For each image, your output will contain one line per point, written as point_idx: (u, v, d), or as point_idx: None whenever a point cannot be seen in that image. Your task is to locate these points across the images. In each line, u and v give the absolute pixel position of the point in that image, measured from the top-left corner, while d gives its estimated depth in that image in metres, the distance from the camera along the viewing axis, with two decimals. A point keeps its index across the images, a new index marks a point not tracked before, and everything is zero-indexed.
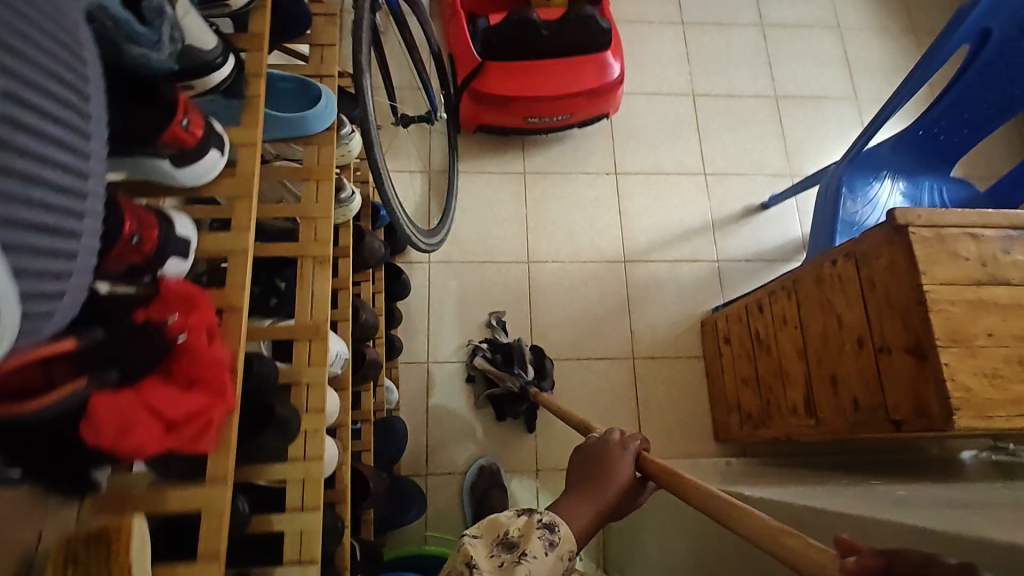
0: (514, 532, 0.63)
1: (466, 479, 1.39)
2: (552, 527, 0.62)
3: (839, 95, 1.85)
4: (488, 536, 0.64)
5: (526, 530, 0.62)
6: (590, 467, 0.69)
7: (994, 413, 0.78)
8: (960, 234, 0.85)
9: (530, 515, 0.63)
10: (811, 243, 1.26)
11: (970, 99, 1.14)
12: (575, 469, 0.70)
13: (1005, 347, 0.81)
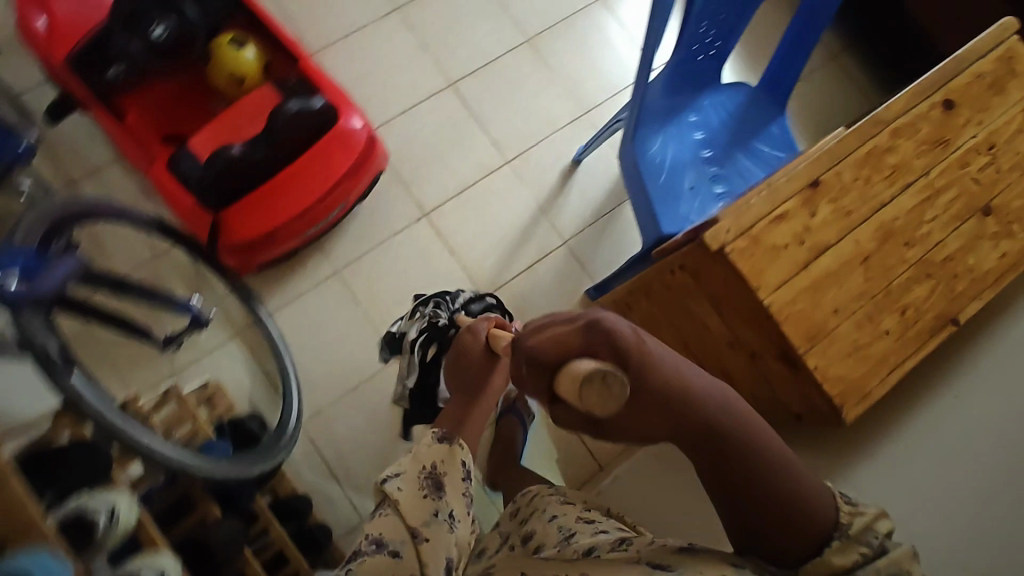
0: (439, 469, 0.70)
1: None
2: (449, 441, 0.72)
3: (584, 4, 1.72)
4: (407, 476, 0.69)
5: (426, 447, 0.71)
6: (457, 367, 0.79)
7: (870, 385, 0.80)
8: (770, 225, 0.82)
9: (451, 442, 0.72)
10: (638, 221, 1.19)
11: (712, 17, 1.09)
12: (450, 374, 0.80)
13: (852, 314, 0.81)
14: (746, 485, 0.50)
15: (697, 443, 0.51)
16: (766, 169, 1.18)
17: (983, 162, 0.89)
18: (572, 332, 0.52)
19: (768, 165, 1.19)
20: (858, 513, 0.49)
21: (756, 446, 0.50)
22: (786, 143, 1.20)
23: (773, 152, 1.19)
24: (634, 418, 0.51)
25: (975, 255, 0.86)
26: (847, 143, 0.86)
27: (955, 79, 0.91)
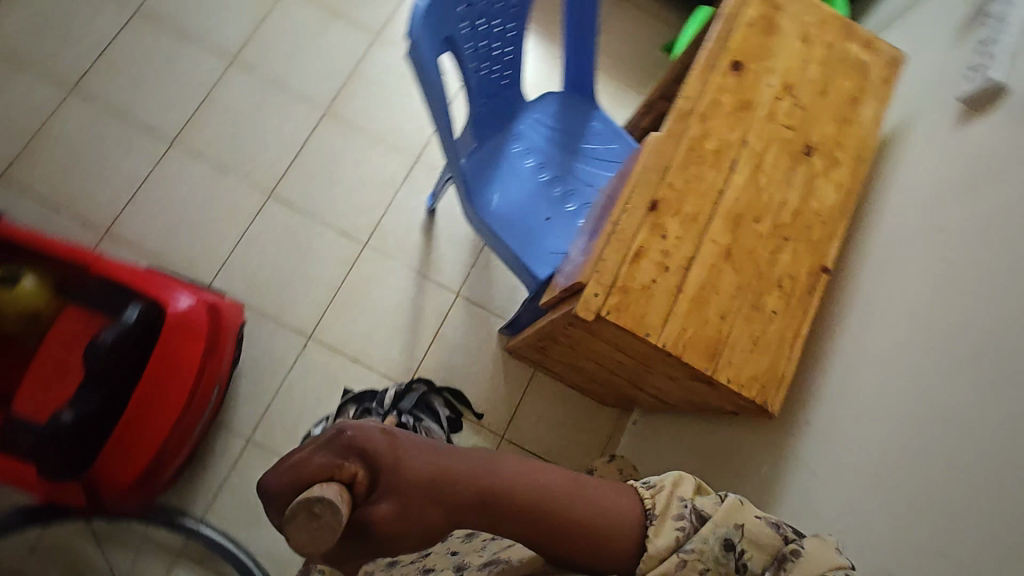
0: None
1: None
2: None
3: (362, 48, 1.61)
4: None
5: None
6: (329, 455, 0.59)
7: (782, 368, 0.82)
8: (633, 267, 0.80)
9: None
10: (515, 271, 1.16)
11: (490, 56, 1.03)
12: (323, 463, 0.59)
13: (738, 311, 0.82)
14: (550, 521, 0.50)
15: (492, 515, 0.49)
16: (608, 168, 1.17)
17: (787, 106, 0.91)
18: (326, 454, 0.45)
19: (608, 163, 1.17)
20: (657, 491, 0.55)
21: (540, 483, 0.51)
22: (614, 133, 1.19)
23: (607, 147, 1.18)
24: (405, 520, 0.46)
25: (817, 198, 0.89)
26: (663, 152, 0.86)
27: (731, 39, 0.92)
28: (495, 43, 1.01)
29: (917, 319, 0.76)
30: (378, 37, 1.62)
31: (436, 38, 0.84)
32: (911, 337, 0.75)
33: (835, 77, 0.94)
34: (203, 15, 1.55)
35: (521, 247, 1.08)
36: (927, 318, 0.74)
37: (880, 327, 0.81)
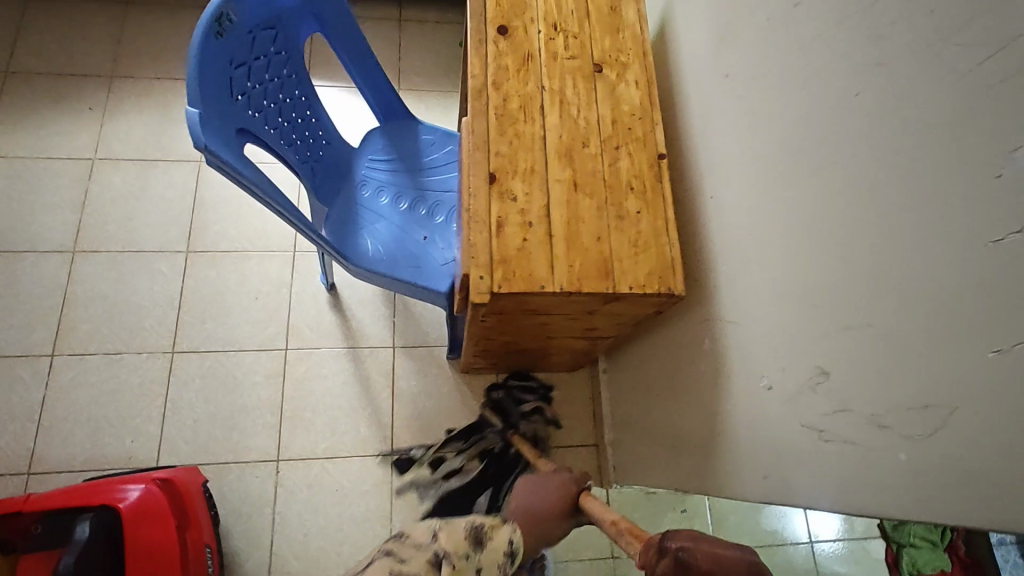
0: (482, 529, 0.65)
1: None
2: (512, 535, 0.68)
3: (193, 177, 1.61)
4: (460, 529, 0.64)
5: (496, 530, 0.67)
6: (543, 490, 0.88)
7: (670, 253, 0.88)
8: (501, 238, 0.85)
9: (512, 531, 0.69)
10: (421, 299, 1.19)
11: (295, 128, 1.04)
12: (526, 495, 0.87)
13: (608, 226, 0.88)
14: None
15: None
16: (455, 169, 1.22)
17: (562, 40, 0.99)
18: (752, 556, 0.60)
19: (453, 165, 1.23)
20: None
21: None
22: (446, 137, 1.25)
23: (445, 152, 1.23)
24: None
25: (625, 102, 0.96)
26: (478, 129, 0.91)
27: (487, 9, 0.99)
28: (295, 112, 1.03)
29: (745, 155, 0.84)
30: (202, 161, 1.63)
31: (232, 133, 0.85)
32: (748, 171, 0.83)
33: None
34: (22, 221, 1.50)
35: (413, 276, 1.11)
36: (752, 149, 0.82)
37: (726, 177, 0.89)
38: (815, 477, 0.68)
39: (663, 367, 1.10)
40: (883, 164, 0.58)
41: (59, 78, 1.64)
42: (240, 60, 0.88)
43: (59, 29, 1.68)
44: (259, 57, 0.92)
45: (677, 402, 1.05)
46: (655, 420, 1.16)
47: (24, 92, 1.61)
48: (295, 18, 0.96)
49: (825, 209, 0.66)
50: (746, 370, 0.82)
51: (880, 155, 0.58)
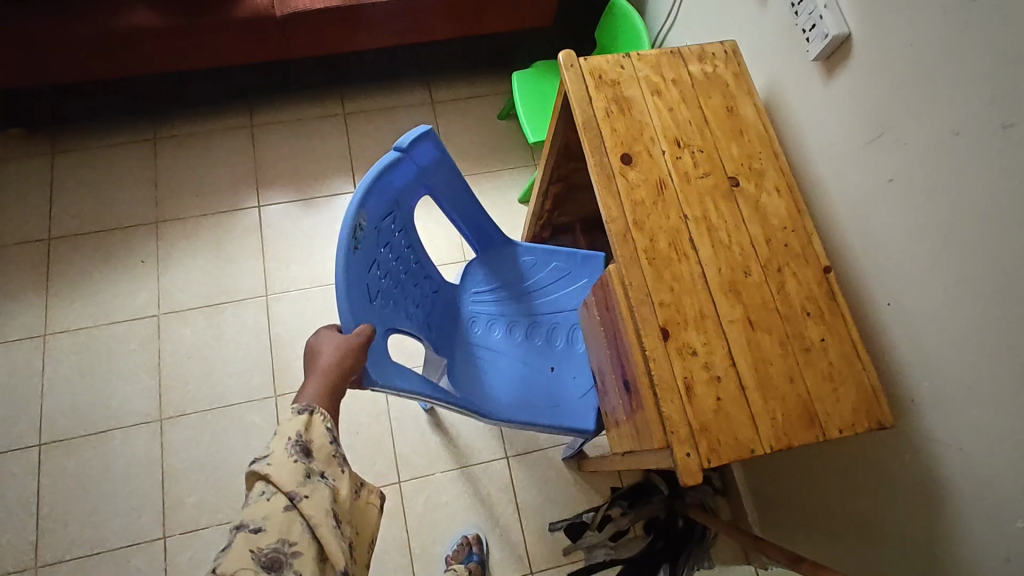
0: (308, 453, 0.65)
1: None
2: (313, 414, 0.67)
3: (263, 315, 1.53)
4: (279, 466, 0.63)
5: (313, 428, 0.66)
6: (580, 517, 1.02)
7: (868, 381, 0.81)
8: (694, 403, 0.78)
9: (327, 417, 0.68)
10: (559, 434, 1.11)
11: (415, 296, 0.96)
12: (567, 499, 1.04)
13: (797, 362, 0.82)
14: None
15: None
16: (565, 287, 1.16)
17: (689, 156, 0.92)
18: None
19: (562, 283, 1.16)
20: None
21: None
22: (547, 253, 1.18)
23: (550, 271, 1.17)
24: None
25: (774, 215, 0.90)
26: (635, 280, 0.84)
27: (604, 137, 0.91)
28: (414, 280, 0.96)
29: (941, 271, 0.78)
30: (269, 294, 1.55)
31: (379, 344, 0.78)
32: (949, 288, 0.77)
33: (702, 100, 0.96)
34: (99, 397, 1.42)
35: (554, 418, 1.04)
36: (951, 268, 0.77)
37: (910, 287, 0.83)
38: None
39: (834, 467, 1.05)
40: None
41: (105, 234, 1.57)
42: (373, 256, 0.80)
43: (97, 184, 1.61)
44: (385, 247, 0.85)
45: (866, 507, 0.99)
46: (828, 515, 1.11)
47: (72, 256, 1.54)
48: (410, 193, 0.89)
49: None
50: (982, 500, 0.78)
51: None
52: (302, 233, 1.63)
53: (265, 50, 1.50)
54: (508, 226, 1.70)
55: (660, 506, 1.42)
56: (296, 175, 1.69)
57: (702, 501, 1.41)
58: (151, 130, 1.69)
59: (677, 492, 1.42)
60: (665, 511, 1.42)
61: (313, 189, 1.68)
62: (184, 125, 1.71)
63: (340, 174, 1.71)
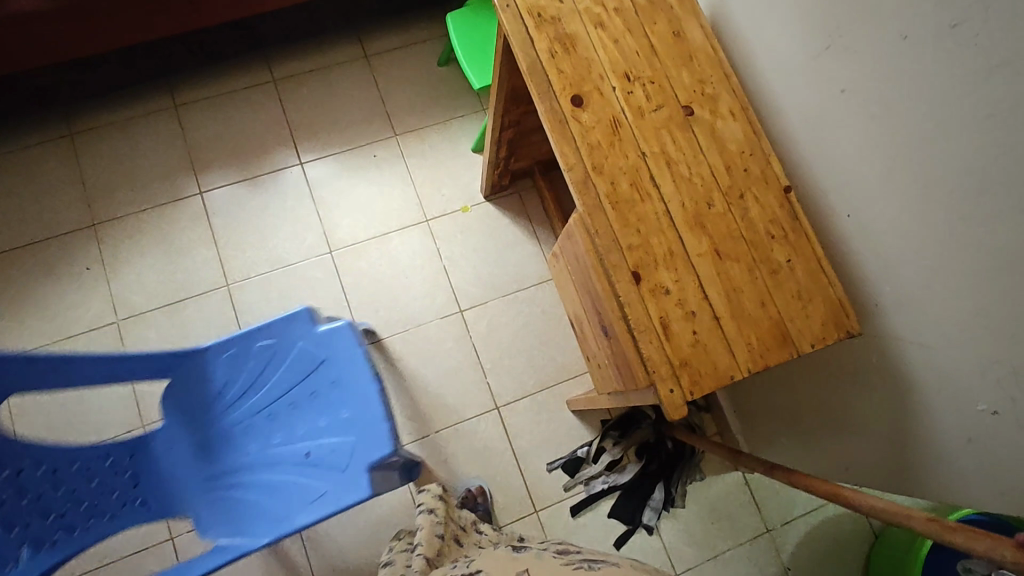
0: None
1: None
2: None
3: (229, 307, 1.49)
4: None
5: None
6: None
7: (838, 292, 0.83)
8: (672, 340, 0.79)
9: None
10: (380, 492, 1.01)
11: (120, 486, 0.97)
12: None
13: (767, 286, 0.83)
14: None
15: None
16: (274, 370, 1.05)
17: (641, 89, 0.89)
18: None
19: (268, 369, 1.05)
20: None
21: None
22: (242, 341, 1.05)
23: (235, 376, 1.04)
24: None
25: (731, 141, 0.88)
26: (600, 226, 0.83)
27: (551, 81, 0.87)
28: (118, 471, 0.98)
29: (896, 180, 0.80)
30: (230, 284, 1.51)
31: None
32: (905, 195, 0.79)
33: (648, 28, 0.92)
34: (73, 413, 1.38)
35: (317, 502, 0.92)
36: (905, 175, 0.78)
37: (868, 198, 0.85)
38: None
39: (809, 374, 1.10)
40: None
41: (40, 245, 1.47)
42: None
43: (19, 192, 1.50)
44: None
45: (841, 408, 1.05)
46: (806, 419, 1.17)
47: (9, 273, 1.45)
48: None
49: None
50: (947, 392, 0.82)
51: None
52: (252, 217, 1.57)
53: (172, 21, 1.38)
54: (465, 179, 1.66)
55: (650, 431, 1.50)
56: (235, 154, 1.61)
57: (688, 422, 1.48)
58: (67, 125, 1.56)
59: (664, 417, 1.50)
60: (655, 435, 1.50)
61: (256, 167, 1.61)
62: (102, 114, 1.58)
63: (282, 147, 1.63)
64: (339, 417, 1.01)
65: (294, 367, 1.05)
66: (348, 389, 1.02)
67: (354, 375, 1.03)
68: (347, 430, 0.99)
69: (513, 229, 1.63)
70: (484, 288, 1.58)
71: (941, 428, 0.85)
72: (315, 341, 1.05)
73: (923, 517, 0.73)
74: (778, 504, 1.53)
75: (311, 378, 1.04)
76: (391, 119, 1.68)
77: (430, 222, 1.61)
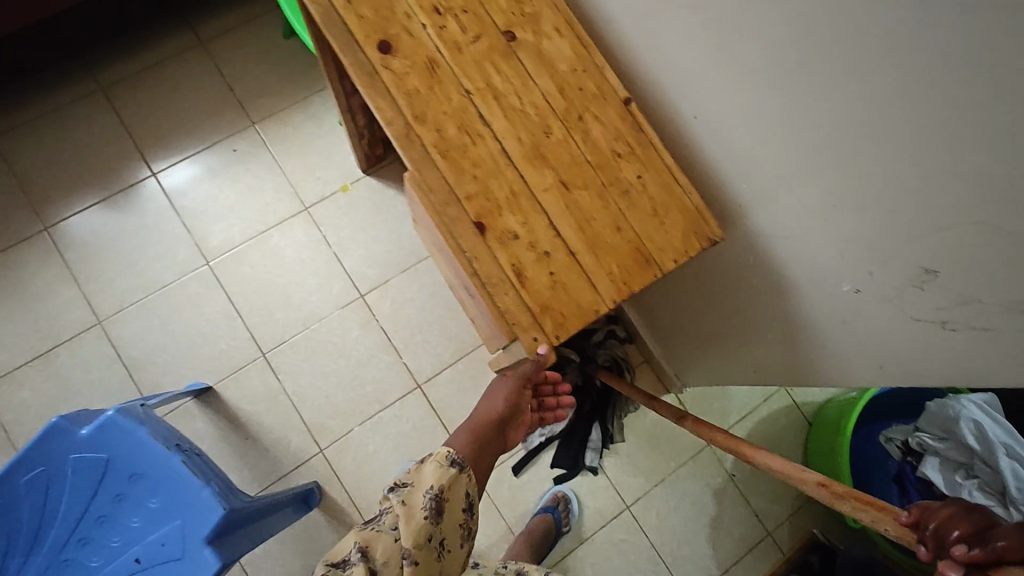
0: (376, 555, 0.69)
1: (761, 516, 1.51)
2: (461, 471, 0.75)
3: (106, 345, 1.37)
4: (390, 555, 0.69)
5: (378, 544, 0.69)
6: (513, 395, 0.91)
7: (692, 201, 0.80)
8: (528, 286, 0.75)
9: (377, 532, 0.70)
10: (241, 551, 0.95)
11: None
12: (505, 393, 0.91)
13: (620, 208, 0.79)
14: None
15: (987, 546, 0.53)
16: (62, 490, 0.91)
17: (454, 21, 0.81)
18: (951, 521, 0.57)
19: (51, 497, 0.91)
20: None
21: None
22: (5, 478, 0.89)
23: (20, 515, 0.90)
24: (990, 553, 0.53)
25: (561, 60, 0.82)
26: (432, 180, 0.76)
27: (352, 30, 0.78)
28: None
29: (733, 65, 0.76)
30: (102, 320, 1.39)
31: None
32: (744, 79, 0.75)
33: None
34: None
35: None
36: (740, 59, 0.74)
37: (713, 92, 0.80)
38: (943, 359, 0.68)
39: (703, 284, 1.08)
40: (962, 47, 0.51)
41: None
42: None
43: None
44: None
45: (735, 313, 1.04)
46: (711, 329, 1.16)
47: None
48: None
49: (883, 103, 0.61)
50: (815, 276, 0.81)
51: (960, 21, 0.51)
52: (112, 243, 1.43)
53: None
54: (339, 156, 1.54)
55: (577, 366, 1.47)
56: (77, 177, 1.45)
57: (609, 359, 1.48)
58: None
59: (589, 358, 1.46)
60: (582, 369, 1.47)
61: (103, 188, 1.45)
62: None
63: (128, 160, 1.48)
64: (151, 509, 0.91)
65: (80, 479, 0.91)
66: (150, 479, 0.92)
67: (148, 461, 0.92)
68: (167, 514, 0.91)
69: (400, 199, 1.54)
70: (382, 267, 1.50)
71: (817, 315, 0.84)
72: (90, 443, 0.92)
73: (815, 483, 0.76)
74: (713, 416, 1.55)
75: (103, 485, 0.92)
76: (244, 107, 1.54)
77: (310, 210, 1.51)
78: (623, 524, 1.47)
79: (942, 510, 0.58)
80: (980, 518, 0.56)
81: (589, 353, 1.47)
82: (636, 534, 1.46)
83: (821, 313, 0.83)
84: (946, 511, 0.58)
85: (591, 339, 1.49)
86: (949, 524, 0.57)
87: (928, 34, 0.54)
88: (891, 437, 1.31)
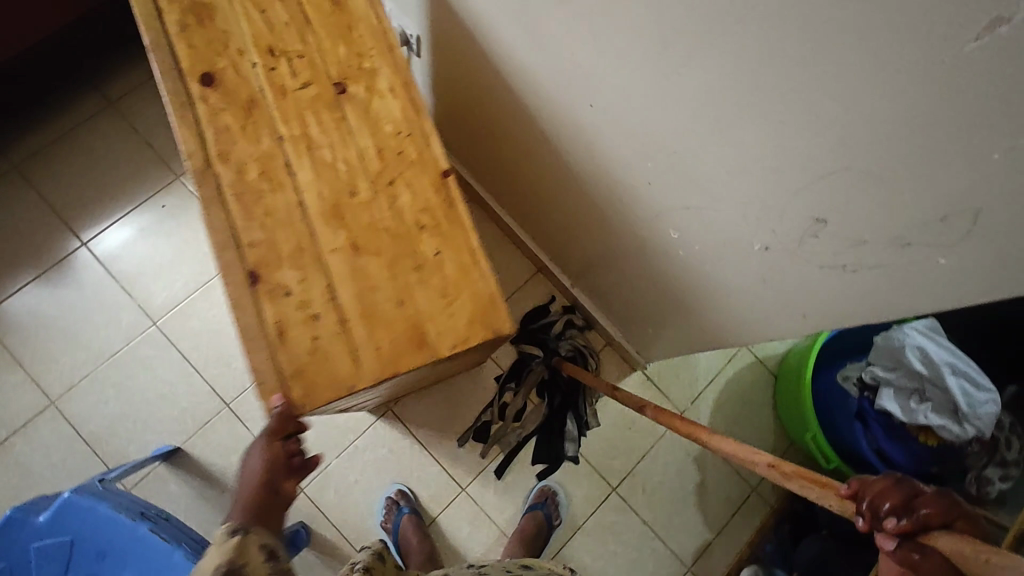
0: None
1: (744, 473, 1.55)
2: (246, 532, 0.75)
3: (62, 425, 1.35)
4: None
5: None
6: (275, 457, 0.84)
7: (473, 287, 0.89)
8: (286, 345, 0.82)
9: None
10: None
11: None
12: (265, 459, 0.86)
13: (402, 285, 0.88)
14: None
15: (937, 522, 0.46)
16: None
17: (286, 65, 0.94)
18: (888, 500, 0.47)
19: None
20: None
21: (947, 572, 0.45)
22: None
23: None
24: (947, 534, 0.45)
25: (386, 121, 0.95)
26: (216, 219, 0.86)
27: (177, 57, 0.91)
28: None
29: (605, 55, 0.78)
30: (54, 401, 1.36)
31: None
32: (620, 69, 0.77)
33: (303, 1, 0.98)
34: None
35: None
36: (610, 49, 0.76)
37: (597, 83, 0.83)
38: (852, 300, 0.71)
39: (638, 262, 1.11)
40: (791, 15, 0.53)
41: None
42: None
43: None
44: None
45: (672, 285, 1.07)
46: (655, 304, 1.19)
47: None
48: None
49: (740, 75, 0.63)
50: (728, 242, 0.84)
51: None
52: (51, 321, 1.40)
53: None
54: None
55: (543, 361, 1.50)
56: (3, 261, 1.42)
57: (572, 350, 1.51)
58: None
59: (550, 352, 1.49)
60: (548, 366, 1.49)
61: (33, 267, 1.42)
62: None
63: (54, 234, 1.45)
64: None
65: (46, 570, 0.90)
66: (117, 555, 0.90)
67: (112, 538, 0.91)
68: None
69: None
70: None
71: (738, 275, 0.87)
72: (48, 531, 0.90)
73: (766, 464, 0.71)
74: (683, 385, 1.58)
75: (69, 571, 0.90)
76: (164, 160, 1.52)
77: None
78: (613, 507, 1.49)
79: (875, 483, 0.49)
80: (908, 486, 0.48)
81: (552, 347, 1.50)
82: (627, 514, 1.49)
83: (741, 274, 0.86)
84: (880, 485, 0.49)
85: (553, 333, 1.52)
86: (884, 495, 0.48)
87: (760, 10, 0.56)
88: (846, 375, 1.34)
